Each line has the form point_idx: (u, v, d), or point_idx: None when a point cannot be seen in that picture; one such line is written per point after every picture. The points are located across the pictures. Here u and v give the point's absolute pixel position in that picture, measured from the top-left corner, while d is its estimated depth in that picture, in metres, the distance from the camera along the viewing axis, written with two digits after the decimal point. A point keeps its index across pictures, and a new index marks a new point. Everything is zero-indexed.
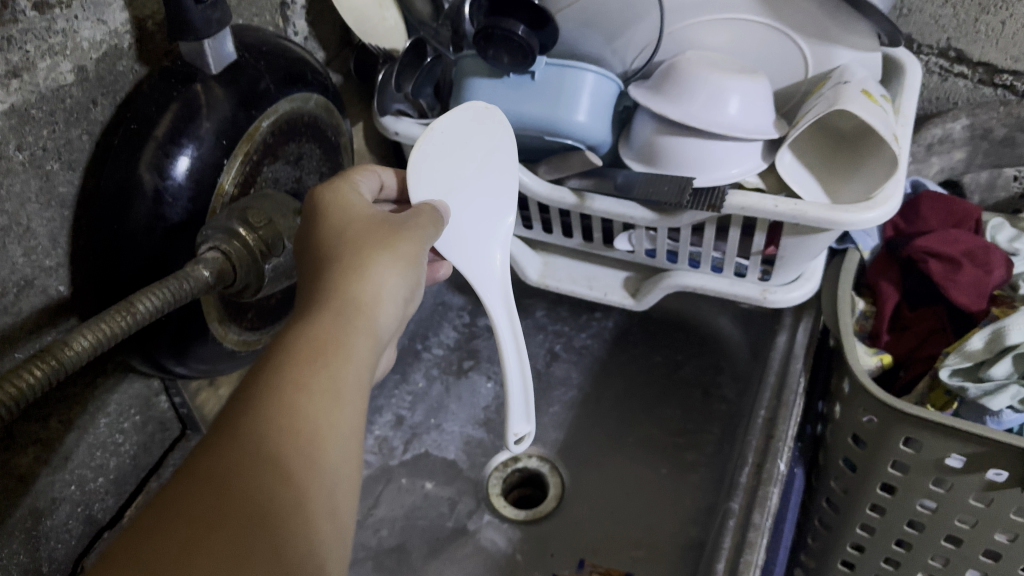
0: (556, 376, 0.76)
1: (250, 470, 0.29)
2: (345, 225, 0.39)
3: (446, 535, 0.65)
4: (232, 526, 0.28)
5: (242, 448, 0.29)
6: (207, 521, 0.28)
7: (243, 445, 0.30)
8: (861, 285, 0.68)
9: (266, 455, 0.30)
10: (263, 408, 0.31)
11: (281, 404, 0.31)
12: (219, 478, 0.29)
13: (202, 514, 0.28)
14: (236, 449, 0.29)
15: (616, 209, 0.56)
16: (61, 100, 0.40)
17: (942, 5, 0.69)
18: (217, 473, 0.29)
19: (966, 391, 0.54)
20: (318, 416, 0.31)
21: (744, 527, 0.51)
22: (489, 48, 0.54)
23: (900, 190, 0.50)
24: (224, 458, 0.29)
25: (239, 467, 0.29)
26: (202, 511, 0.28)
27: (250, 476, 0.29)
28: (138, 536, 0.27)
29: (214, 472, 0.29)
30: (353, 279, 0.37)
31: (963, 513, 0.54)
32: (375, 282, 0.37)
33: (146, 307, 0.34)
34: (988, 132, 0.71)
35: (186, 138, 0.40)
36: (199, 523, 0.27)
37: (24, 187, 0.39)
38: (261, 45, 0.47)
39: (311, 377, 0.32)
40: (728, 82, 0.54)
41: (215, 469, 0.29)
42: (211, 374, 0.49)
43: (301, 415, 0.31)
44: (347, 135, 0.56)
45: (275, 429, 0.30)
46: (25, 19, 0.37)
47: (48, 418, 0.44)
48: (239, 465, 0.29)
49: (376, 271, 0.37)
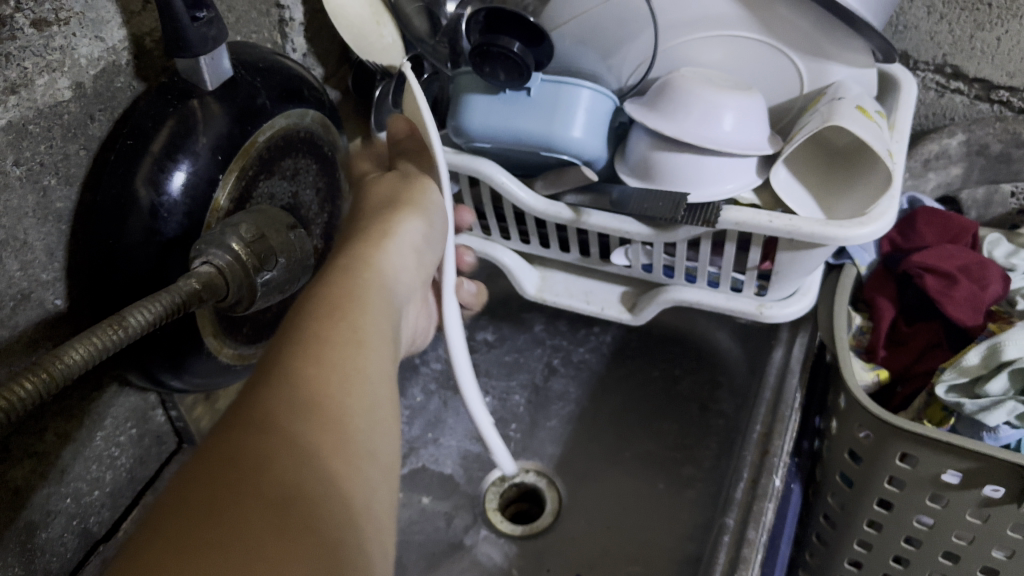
0: (554, 391, 0.76)
1: (275, 429, 0.29)
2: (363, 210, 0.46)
3: (442, 550, 0.65)
4: (263, 477, 0.27)
5: (275, 400, 0.30)
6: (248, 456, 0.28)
7: (277, 392, 0.31)
8: (858, 300, 0.68)
9: (291, 413, 0.30)
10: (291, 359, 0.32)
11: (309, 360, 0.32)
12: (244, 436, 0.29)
13: (243, 450, 0.28)
14: (272, 397, 0.30)
15: (611, 223, 0.56)
16: (58, 116, 0.40)
17: (938, 22, 0.69)
18: (255, 417, 0.29)
19: (963, 407, 0.54)
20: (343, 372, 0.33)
21: (738, 542, 0.51)
22: (486, 65, 0.54)
23: (893, 208, 0.50)
24: (252, 416, 0.30)
25: (263, 427, 0.29)
26: (242, 448, 0.28)
27: (274, 435, 0.29)
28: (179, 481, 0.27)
29: (251, 417, 0.30)
30: (368, 252, 0.42)
31: (961, 530, 0.54)
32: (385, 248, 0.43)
33: (138, 321, 0.34)
34: (985, 148, 0.71)
35: (182, 154, 0.41)
36: (241, 458, 0.28)
37: (21, 203, 0.39)
38: (258, 62, 0.47)
39: (335, 333, 0.34)
40: (722, 98, 0.54)
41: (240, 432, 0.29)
42: (207, 387, 0.49)
43: (321, 371, 0.32)
44: (344, 150, 0.57)
45: (300, 392, 0.31)
46: (23, 36, 0.38)
47: (45, 431, 0.44)
48: (264, 426, 0.29)
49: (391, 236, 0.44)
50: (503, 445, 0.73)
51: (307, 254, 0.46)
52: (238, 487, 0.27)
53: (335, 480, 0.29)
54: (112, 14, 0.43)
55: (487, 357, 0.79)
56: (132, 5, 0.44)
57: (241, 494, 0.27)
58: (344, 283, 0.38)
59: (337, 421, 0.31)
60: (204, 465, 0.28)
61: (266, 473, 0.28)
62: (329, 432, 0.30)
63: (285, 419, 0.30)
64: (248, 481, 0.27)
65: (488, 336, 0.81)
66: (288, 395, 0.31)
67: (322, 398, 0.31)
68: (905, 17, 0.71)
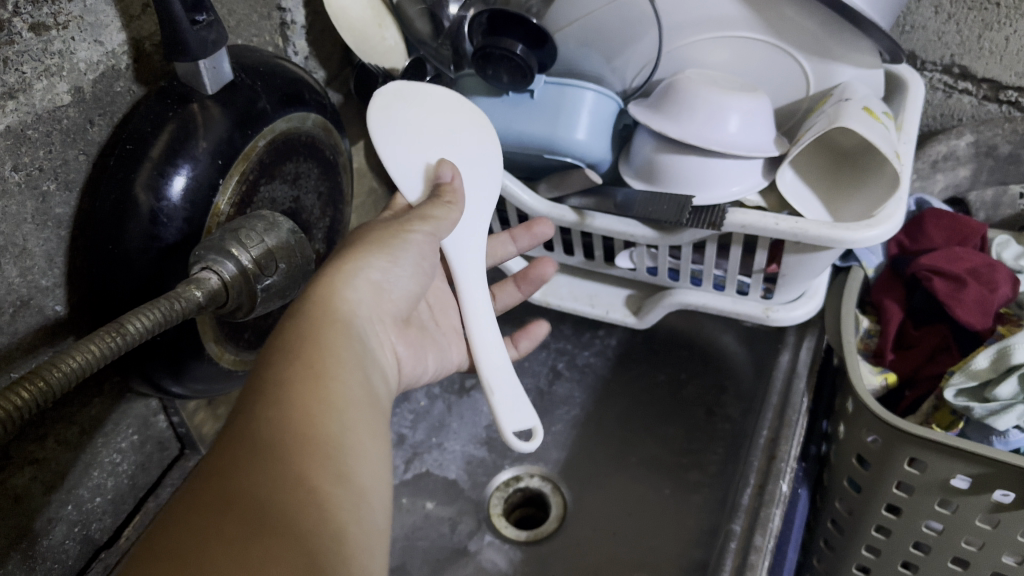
0: (559, 395, 0.75)
1: (259, 463, 0.29)
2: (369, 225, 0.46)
3: (446, 555, 0.65)
4: (246, 513, 0.28)
5: (253, 435, 0.30)
6: (232, 497, 0.28)
7: (258, 428, 0.31)
8: (866, 303, 0.67)
9: (273, 445, 0.30)
10: (270, 394, 0.32)
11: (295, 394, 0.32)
12: (227, 474, 0.29)
13: (229, 491, 0.28)
14: (252, 434, 0.30)
15: (616, 226, 0.56)
16: (57, 121, 0.40)
17: (945, 22, 0.69)
18: (240, 458, 0.30)
19: (972, 410, 0.53)
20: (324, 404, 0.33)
21: (745, 549, 0.50)
22: (488, 67, 0.54)
23: (901, 210, 0.50)
24: (241, 454, 0.30)
25: (245, 463, 0.29)
26: (229, 488, 0.29)
27: (257, 469, 0.29)
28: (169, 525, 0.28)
29: (236, 458, 0.30)
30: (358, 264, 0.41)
31: (970, 535, 0.54)
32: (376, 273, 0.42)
33: (136, 328, 0.34)
34: (993, 149, 0.70)
35: (181, 159, 0.40)
36: (227, 498, 0.28)
37: (20, 209, 0.39)
38: (258, 65, 0.47)
39: (317, 366, 0.34)
40: (728, 100, 0.54)
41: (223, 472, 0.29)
42: (208, 393, 0.49)
43: (299, 400, 0.32)
44: (346, 153, 0.56)
45: (281, 422, 0.31)
46: (21, 41, 0.37)
47: (46, 438, 0.44)
48: (249, 461, 0.29)
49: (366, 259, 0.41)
50: (508, 450, 0.72)
51: (308, 259, 0.46)
52: (222, 526, 0.27)
53: (322, 510, 0.29)
54: (112, 18, 0.42)
55: None
56: (131, 9, 0.43)
57: (222, 536, 0.27)
58: (320, 320, 0.37)
59: (321, 449, 0.31)
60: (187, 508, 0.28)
61: (251, 509, 0.28)
62: (314, 463, 0.30)
63: (267, 453, 0.30)
64: (232, 520, 0.28)
65: None
66: (269, 425, 0.31)
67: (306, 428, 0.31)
68: (912, 17, 0.70)
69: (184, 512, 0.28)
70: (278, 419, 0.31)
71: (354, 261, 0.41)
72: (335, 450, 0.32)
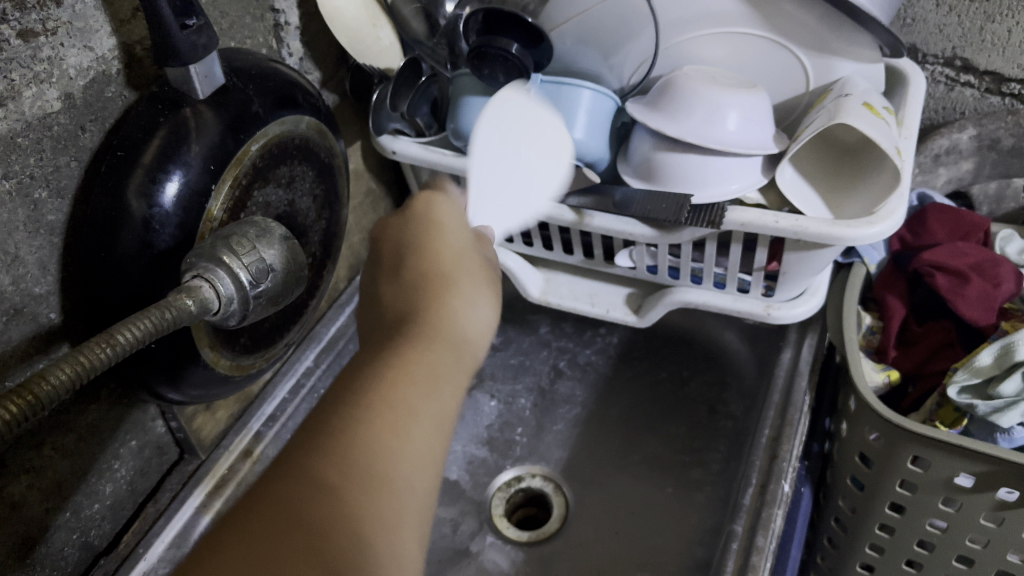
0: (560, 394, 0.75)
1: (338, 508, 0.28)
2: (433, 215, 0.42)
3: (448, 556, 0.65)
4: (315, 554, 0.27)
5: (330, 460, 0.29)
6: (302, 517, 0.27)
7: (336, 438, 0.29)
8: (868, 299, 0.67)
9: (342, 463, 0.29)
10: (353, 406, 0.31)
11: (382, 424, 0.31)
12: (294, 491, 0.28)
13: (299, 506, 0.27)
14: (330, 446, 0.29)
15: (615, 226, 0.55)
16: (48, 128, 0.40)
17: (947, 14, 0.68)
18: (319, 473, 0.28)
19: (976, 408, 0.53)
20: (412, 444, 0.31)
21: (748, 550, 0.50)
22: (484, 66, 0.53)
23: (902, 207, 0.49)
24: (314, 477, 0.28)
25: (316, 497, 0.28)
26: (299, 502, 0.28)
27: (332, 510, 0.28)
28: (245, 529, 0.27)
29: (313, 470, 0.28)
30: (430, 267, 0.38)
31: (974, 533, 0.53)
32: (453, 270, 0.38)
33: (127, 338, 0.34)
34: (996, 142, 0.70)
35: (173, 164, 0.40)
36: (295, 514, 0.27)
37: (11, 217, 0.38)
38: (250, 69, 0.46)
39: (414, 401, 0.32)
40: (726, 97, 0.53)
41: (284, 499, 0.28)
42: (206, 398, 0.49)
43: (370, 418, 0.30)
44: (342, 155, 0.56)
45: (365, 461, 0.29)
46: (9, 47, 0.37)
47: (43, 445, 0.43)
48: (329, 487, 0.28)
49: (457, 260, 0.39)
50: (509, 450, 0.72)
51: (302, 264, 0.45)
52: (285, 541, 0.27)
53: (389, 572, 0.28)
54: (102, 23, 0.42)
55: (492, 360, 0.78)
56: (121, 13, 0.43)
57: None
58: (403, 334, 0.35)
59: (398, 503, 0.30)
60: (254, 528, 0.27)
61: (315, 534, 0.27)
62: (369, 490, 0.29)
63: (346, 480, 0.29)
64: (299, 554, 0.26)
65: (494, 339, 0.80)
66: (352, 459, 0.29)
67: (388, 473, 0.30)
68: (913, 10, 0.69)
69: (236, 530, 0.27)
70: (351, 455, 0.29)
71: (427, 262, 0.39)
72: (407, 494, 0.30)
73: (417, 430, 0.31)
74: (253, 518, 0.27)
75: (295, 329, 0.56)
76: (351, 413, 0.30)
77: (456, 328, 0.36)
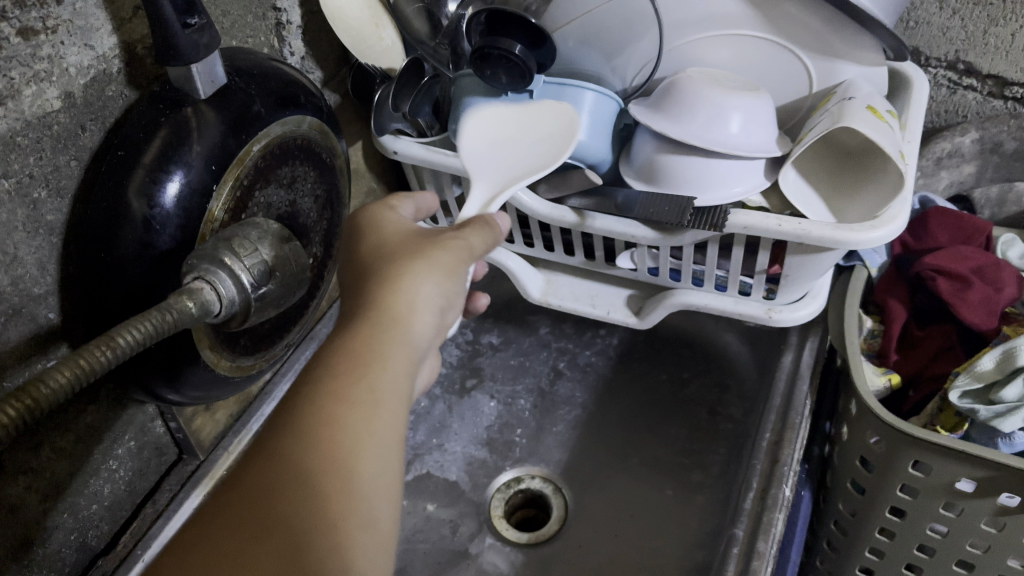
0: (560, 395, 0.75)
1: (280, 498, 0.30)
2: (388, 234, 0.41)
3: (448, 558, 0.64)
4: (263, 559, 0.29)
5: (280, 469, 0.31)
6: (249, 525, 0.30)
7: (282, 456, 0.31)
8: (869, 303, 0.66)
9: (288, 470, 0.31)
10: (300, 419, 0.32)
11: (318, 418, 0.32)
12: (250, 494, 0.31)
13: (245, 517, 0.30)
14: (275, 463, 0.31)
15: (618, 227, 0.55)
16: (47, 127, 0.39)
17: (950, 18, 0.68)
18: (260, 486, 0.31)
19: (977, 413, 0.53)
20: (353, 432, 0.32)
21: (748, 554, 0.50)
22: (486, 68, 0.53)
23: (906, 211, 0.49)
24: (259, 489, 0.31)
25: (262, 503, 0.30)
26: (245, 514, 0.30)
27: (279, 507, 0.30)
28: (204, 536, 0.30)
29: (257, 484, 0.31)
30: (389, 277, 0.38)
31: (976, 538, 0.53)
32: (408, 291, 0.37)
33: (126, 341, 0.33)
34: (998, 146, 0.70)
35: (174, 165, 0.40)
36: (244, 524, 0.30)
37: (10, 216, 0.38)
38: (252, 69, 0.46)
39: (349, 391, 0.33)
40: (729, 99, 0.53)
41: (237, 503, 0.31)
42: (206, 399, 0.48)
43: (311, 430, 0.32)
44: (343, 155, 0.56)
45: (304, 455, 0.31)
46: (8, 46, 0.37)
47: (41, 446, 0.43)
48: (272, 494, 0.31)
49: (412, 280, 0.37)
50: (509, 451, 0.72)
51: (303, 264, 0.45)
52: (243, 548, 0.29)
53: (336, 551, 0.30)
54: (102, 21, 0.42)
55: (492, 360, 0.78)
56: (122, 11, 0.43)
57: (242, 562, 0.29)
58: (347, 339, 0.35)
59: (343, 487, 0.31)
60: (211, 529, 0.30)
61: (270, 537, 0.30)
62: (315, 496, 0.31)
63: (291, 483, 0.31)
64: (251, 542, 0.30)
65: (494, 339, 0.80)
66: (291, 458, 0.31)
67: (331, 456, 0.31)
68: (917, 12, 0.69)
69: (200, 530, 0.31)
70: (291, 469, 0.31)
71: (397, 270, 0.38)
72: (358, 501, 0.31)
73: (352, 418, 0.32)
74: (219, 523, 0.30)
75: (296, 329, 0.56)
76: (294, 426, 0.32)
77: (393, 316, 0.36)
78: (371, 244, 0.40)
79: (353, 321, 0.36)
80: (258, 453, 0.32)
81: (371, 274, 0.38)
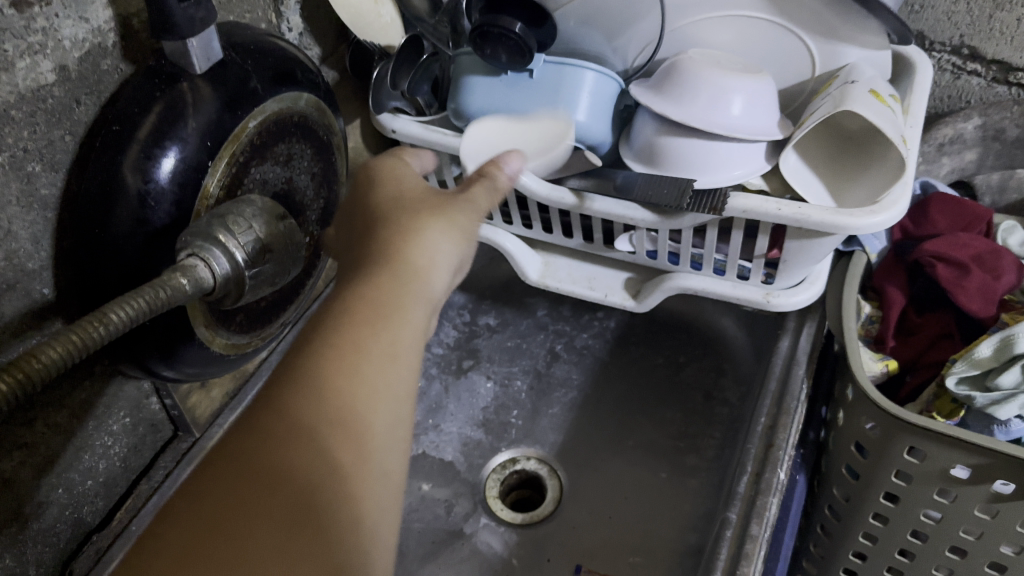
0: (556, 377, 0.75)
1: (295, 446, 0.29)
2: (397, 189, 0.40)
3: (443, 538, 0.65)
4: (276, 510, 0.28)
5: (294, 417, 0.30)
6: (262, 474, 0.28)
7: (296, 406, 0.30)
8: (867, 288, 0.66)
9: (305, 421, 0.30)
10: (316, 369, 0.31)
11: (335, 369, 0.31)
12: (262, 441, 0.29)
13: (258, 465, 0.28)
14: (289, 412, 0.30)
15: (617, 210, 0.54)
16: (41, 101, 0.39)
17: (955, 2, 0.67)
18: (274, 433, 0.29)
19: (973, 400, 0.53)
20: (370, 384, 0.31)
21: (742, 538, 0.50)
22: (486, 46, 0.52)
23: (906, 197, 0.49)
24: (271, 436, 0.29)
25: (275, 452, 0.29)
26: (256, 462, 0.28)
27: (292, 457, 0.29)
28: (208, 483, 0.28)
29: (271, 431, 0.29)
30: (407, 230, 0.37)
31: (968, 525, 0.53)
32: (426, 246, 0.36)
33: (119, 318, 0.32)
34: (1001, 132, 0.69)
35: (170, 140, 0.39)
36: (255, 473, 0.28)
37: (3, 191, 0.38)
38: (249, 44, 0.45)
39: (367, 342, 0.32)
40: (731, 82, 0.52)
41: (246, 451, 0.29)
42: (201, 377, 0.48)
43: (329, 381, 0.31)
44: (340, 133, 0.55)
45: (321, 406, 0.30)
46: (2, 18, 0.36)
47: (35, 422, 0.43)
48: (284, 443, 0.29)
49: (429, 234, 0.37)
50: (504, 432, 0.72)
51: (299, 243, 0.45)
52: (257, 497, 0.28)
53: (352, 505, 0.29)
54: None
55: (489, 342, 0.78)
56: None
57: (254, 513, 0.27)
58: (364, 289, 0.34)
59: (360, 439, 0.30)
60: (215, 477, 0.28)
61: (285, 487, 0.28)
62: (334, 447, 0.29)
63: (306, 433, 0.29)
64: (262, 492, 0.28)
65: (491, 321, 0.80)
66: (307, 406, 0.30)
67: (346, 416, 0.30)
68: None
69: (202, 481, 0.28)
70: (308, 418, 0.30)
71: (413, 224, 0.37)
72: (374, 454, 0.30)
73: (370, 371, 0.31)
74: (224, 470, 0.28)
75: (292, 308, 0.56)
76: (310, 376, 0.31)
77: (411, 269, 0.35)
78: (380, 201, 0.40)
79: (367, 271, 0.35)
80: (269, 403, 0.30)
81: (386, 227, 0.37)
